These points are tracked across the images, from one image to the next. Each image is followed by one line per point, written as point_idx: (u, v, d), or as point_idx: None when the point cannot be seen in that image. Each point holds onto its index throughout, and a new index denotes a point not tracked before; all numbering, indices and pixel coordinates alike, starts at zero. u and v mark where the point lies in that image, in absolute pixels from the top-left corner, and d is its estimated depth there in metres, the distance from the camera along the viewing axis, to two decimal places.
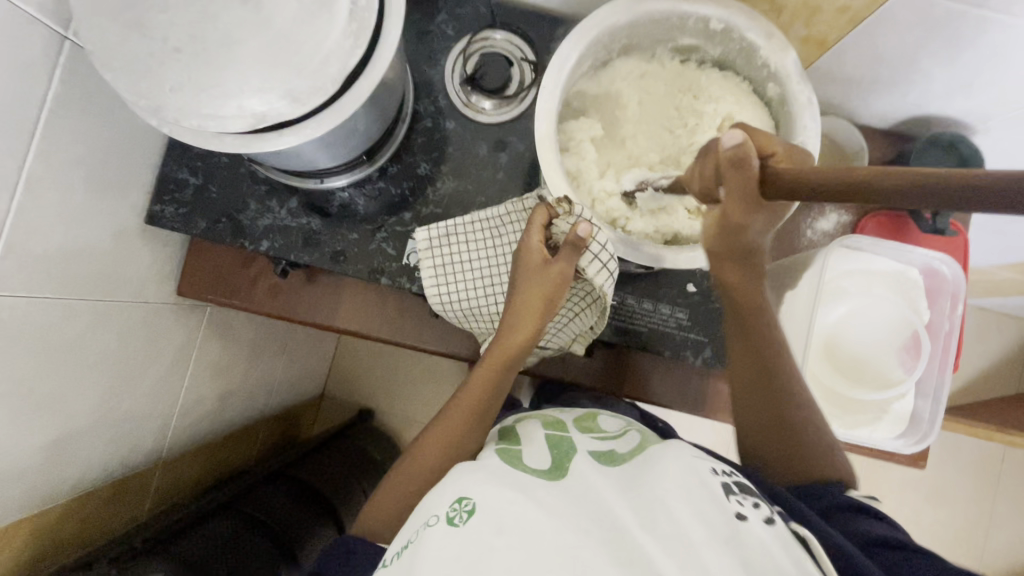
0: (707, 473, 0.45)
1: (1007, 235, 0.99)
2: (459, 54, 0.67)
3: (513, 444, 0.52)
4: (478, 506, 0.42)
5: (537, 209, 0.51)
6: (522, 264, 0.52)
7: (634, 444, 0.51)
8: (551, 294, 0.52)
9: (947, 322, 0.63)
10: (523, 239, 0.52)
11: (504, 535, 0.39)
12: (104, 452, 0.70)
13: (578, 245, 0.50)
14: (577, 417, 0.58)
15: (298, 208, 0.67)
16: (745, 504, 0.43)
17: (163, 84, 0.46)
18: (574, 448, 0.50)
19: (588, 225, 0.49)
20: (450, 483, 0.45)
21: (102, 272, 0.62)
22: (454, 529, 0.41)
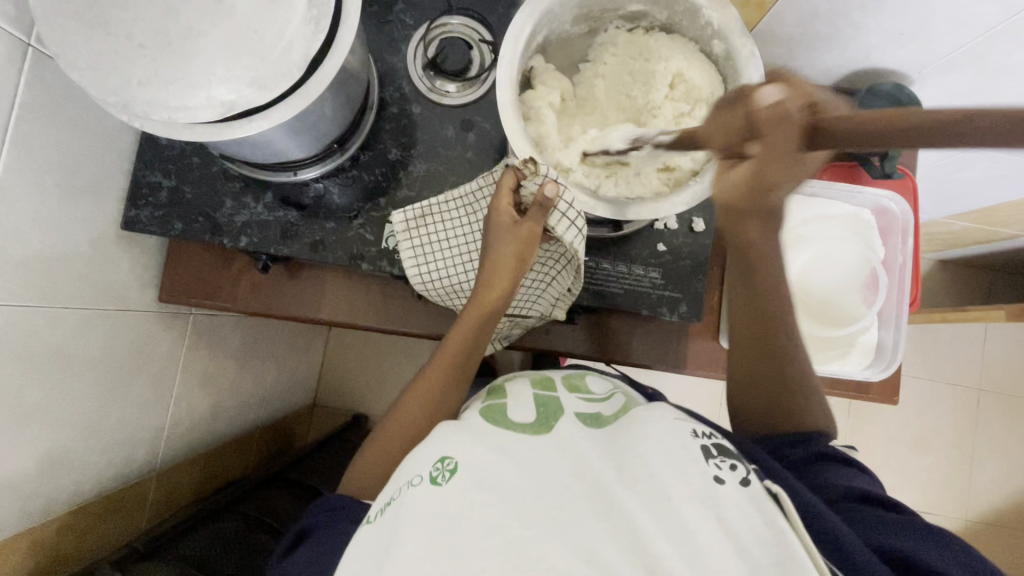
0: (687, 436, 0.44)
1: (956, 183, 1.05)
2: (420, 41, 0.69)
3: (501, 400, 0.53)
4: (459, 465, 0.42)
5: (504, 172, 0.54)
6: (493, 225, 0.54)
7: (617, 409, 0.53)
8: (522, 252, 0.54)
9: (901, 257, 0.67)
10: (493, 202, 0.54)
11: (484, 491, 0.40)
12: (97, 464, 0.70)
13: (546, 204, 0.52)
14: (567, 375, 0.60)
15: (273, 202, 0.68)
16: (724, 467, 0.42)
17: (129, 79, 0.47)
18: (560, 407, 0.51)
19: (555, 185, 0.51)
20: (435, 444, 0.46)
21: (83, 279, 0.62)
22: (437, 488, 0.41)
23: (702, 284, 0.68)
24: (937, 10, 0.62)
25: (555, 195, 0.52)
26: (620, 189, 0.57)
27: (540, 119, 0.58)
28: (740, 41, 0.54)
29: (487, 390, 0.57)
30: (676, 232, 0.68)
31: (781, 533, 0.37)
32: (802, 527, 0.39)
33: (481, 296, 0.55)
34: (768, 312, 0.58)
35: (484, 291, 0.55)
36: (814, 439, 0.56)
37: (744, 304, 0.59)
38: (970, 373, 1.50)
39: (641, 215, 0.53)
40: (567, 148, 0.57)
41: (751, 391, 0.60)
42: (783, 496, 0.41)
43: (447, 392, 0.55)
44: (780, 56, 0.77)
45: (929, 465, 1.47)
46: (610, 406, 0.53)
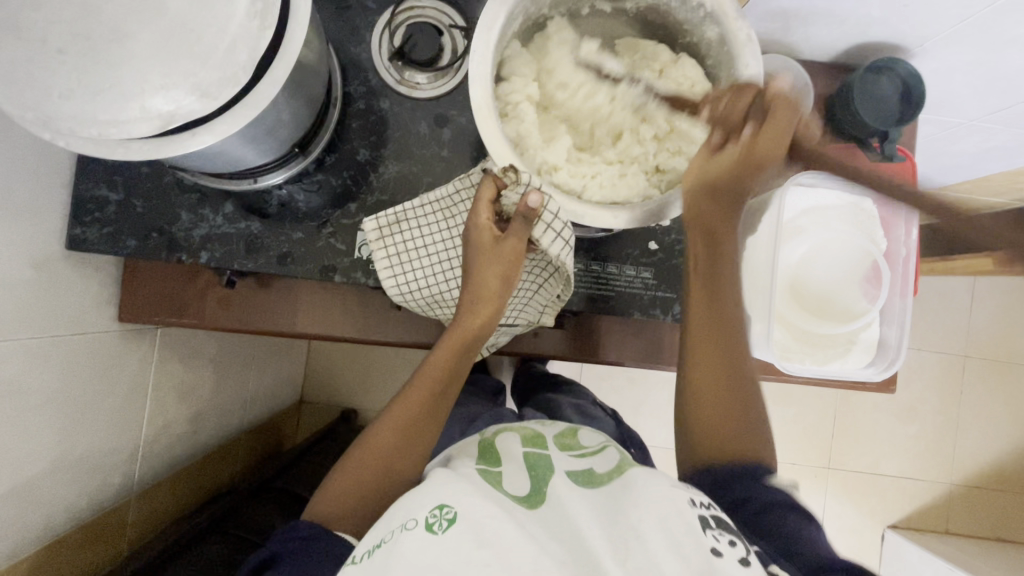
0: (685, 505, 0.42)
1: (950, 154, 1.02)
2: (384, 28, 0.63)
3: (494, 465, 0.51)
4: (459, 515, 0.41)
5: (483, 182, 0.49)
6: (472, 240, 0.50)
7: (611, 466, 0.50)
8: (505, 271, 0.50)
9: (905, 249, 0.64)
10: (472, 216, 0.50)
11: (482, 549, 0.38)
12: (67, 496, 0.66)
13: (529, 215, 0.48)
14: (561, 431, 0.57)
15: (234, 212, 0.62)
16: (723, 539, 0.40)
17: (49, 92, 0.41)
18: (552, 469, 0.49)
19: (539, 195, 0.47)
20: (432, 489, 0.45)
21: (30, 308, 0.57)
22: (434, 537, 0.40)
23: None
24: None
25: (540, 205, 0.48)
26: (607, 192, 0.52)
27: (518, 116, 0.53)
28: (737, 23, 0.49)
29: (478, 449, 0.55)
30: (668, 229, 0.64)
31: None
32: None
33: (461, 318, 0.52)
34: (724, 317, 0.53)
35: (466, 314, 0.52)
36: (760, 475, 0.49)
37: (706, 307, 0.53)
38: (957, 340, 1.50)
39: (636, 219, 0.49)
40: (549, 147, 0.52)
41: (710, 406, 0.53)
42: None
43: (427, 417, 0.52)
44: (775, 30, 0.72)
45: (915, 432, 1.49)
46: (604, 461, 0.51)
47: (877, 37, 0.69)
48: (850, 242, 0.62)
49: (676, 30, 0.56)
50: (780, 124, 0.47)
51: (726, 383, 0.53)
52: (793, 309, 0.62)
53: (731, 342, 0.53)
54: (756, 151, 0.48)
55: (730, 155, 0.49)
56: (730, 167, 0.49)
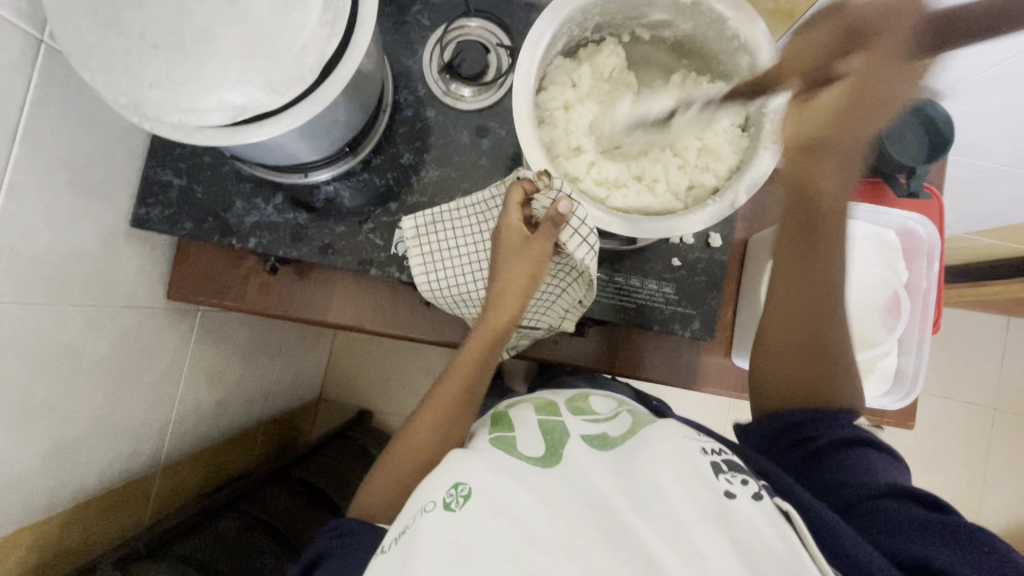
0: (697, 454, 0.46)
1: (982, 200, 1.02)
2: (436, 44, 0.68)
3: (506, 431, 0.53)
4: (474, 491, 0.43)
5: (513, 185, 0.53)
6: (502, 244, 0.54)
7: (624, 430, 0.53)
8: (531, 275, 0.53)
9: (925, 281, 0.65)
10: (502, 220, 0.53)
11: (498, 517, 0.40)
12: (102, 459, 0.70)
13: (556, 219, 0.51)
14: (571, 397, 0.60)
15: (284, 204, 0.67)
16: (736, 482, 0.44)
17: (141, 80, 0.46)
18: (566, 434, 0.51)
19: (568, 202, 0.50)
20: (449, 470, 0.47)
21: (92, 278, 0.62)
22: (451, 514, 0.42)
23: (717, 301, 0.67)
24: None
25: (569, 211, 0.50)
26: (632, 202, 0.55)
27: (554, 127, 0.56)
28: (768, 55, 0.50)
29: (492, 417, 0.58)
30: (692, 247, 0.67)
31: (793, 548, 0.39)
32: (812, 541, 0.40)
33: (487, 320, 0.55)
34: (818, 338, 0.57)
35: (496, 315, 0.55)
36: (842, 419, 0.55)
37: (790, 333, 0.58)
38: (985, 391, 1.46)
39: (656, 232, 0.52)
40: (576, 160, 0.55)
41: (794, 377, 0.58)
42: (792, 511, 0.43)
43: (458, 418, 0.55)
44: None
45: (939, 483, 1.44)
46: (617, 425, 0.54)
47: None
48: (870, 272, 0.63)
49: (710, 58, 0.59)
50: (880, 51, 0.39)
51: (817, 383, 0.57)
52: None
53: (827, 315, 0.57)
54: (860, 89, 0.41)
55: (833, 100, 0.43)
56: (834, 108, 0.43)
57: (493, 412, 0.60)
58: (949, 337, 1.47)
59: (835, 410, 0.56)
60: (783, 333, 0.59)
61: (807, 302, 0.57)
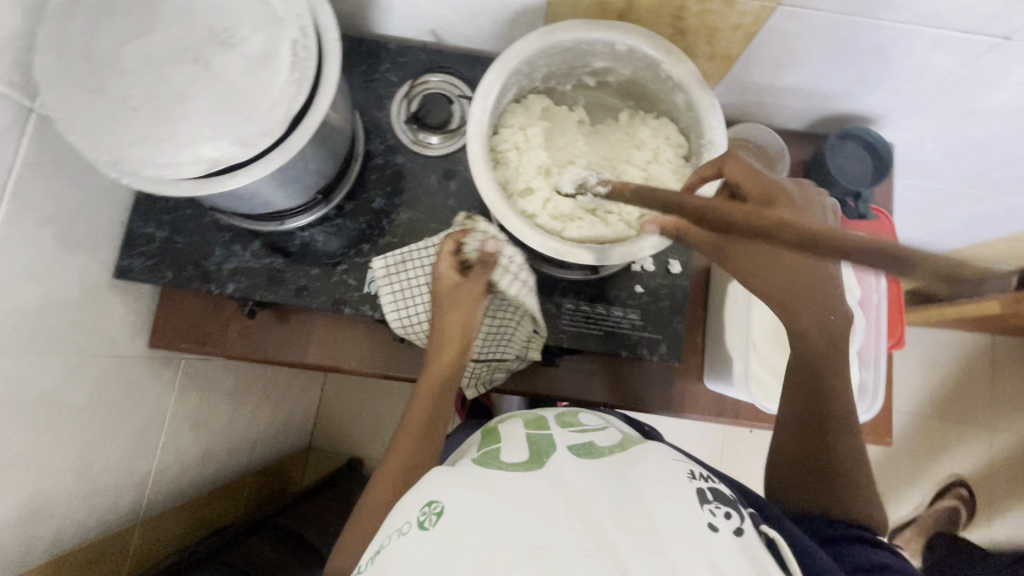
0: (685, 480, 0.47)
1: (942, 220, 1.06)
2: (403, 98, 0.73)
3: (494, 444, 0.54)
4: (447, 508, 0.43)
5: (445, 238, 0.61)
6: (438, 285, 0.60)
7: (611, 442, 0.54)
8: (470, 308, 0.59)
9: (876, 297, 0.67)
10: (437, 265, 0.60)
11: (471, 534, 0.40)
12: (80, 512, 0.69)
13: (487, 258, 0.58)
14: (560, 413, 0.60)
15: (261, 249, 0.70)
16: (718, 513, 0.45)
17: (121, 139, 0.50)
18: (552, 446, 0.52)
19: (494, 241, 0.57)
20: (420, 491, 0.47)
21: (74, 327, 0.64)
22: (425, 532, 0.42)
23: (681, 325, 0.69)
24: (897, 60, 0.65)
25: (496, 250, 0.58)
26: (587, 232, 0.59)
27: (508, 168, 0.60)
28: (699, 93, 0.56)
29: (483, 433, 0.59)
30: (654, 274, 0.69)
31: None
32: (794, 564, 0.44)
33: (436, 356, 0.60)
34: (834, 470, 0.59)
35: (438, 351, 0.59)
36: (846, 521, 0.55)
37: (795, 446, 0.61)
38: (981, 409, 1.45)
39: (611, 257, 0.55)
40: (529, 198, 0.59)
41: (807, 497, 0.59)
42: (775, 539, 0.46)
43: (421, 454, 0.56)
44: (755, 103, 0.79)
45: (946, 507, 1.40)
46: (603, 437, 0.55)
47: (847, 109, 0.77)
48: None
49: (653, 98, 0.64)
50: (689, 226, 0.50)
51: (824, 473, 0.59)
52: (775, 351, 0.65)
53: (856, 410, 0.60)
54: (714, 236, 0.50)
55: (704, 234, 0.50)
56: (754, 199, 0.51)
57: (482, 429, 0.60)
58: (938, 355, 1.47)
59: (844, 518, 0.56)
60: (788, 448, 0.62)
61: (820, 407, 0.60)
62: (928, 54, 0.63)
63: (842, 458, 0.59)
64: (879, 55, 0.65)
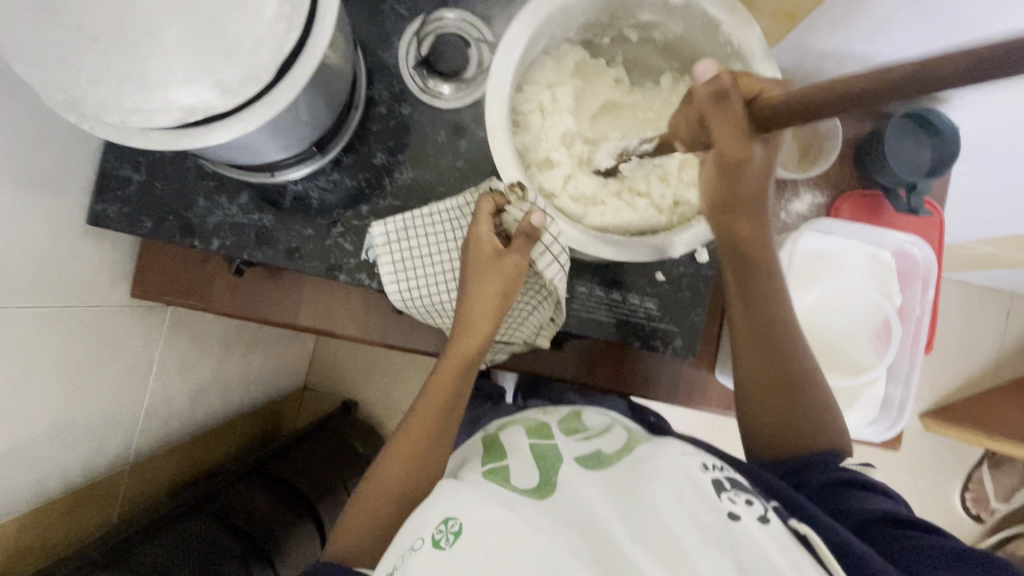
0: (697, 470, 0.45)
1: (987, 208, 0.98)
2: (413, 36, 0.63)
3: (499, 461, 0.51)
4: (464, 527, 0.42)
5: (482, 198, 0.50)
6: (470, 255, 0.51)
7: (619, 446, 0.51)
8: (501, 290, 0.50)
9: (919, 307, 0.62)
10: (471, 230, 0.50)
11: (491, 558, 0.39)
12: (61, 461, 0.67)
13: (532, 235, 0.48)
14: (563, 413, 0.58)
15: (249, 203, 0.63)
16: (739, 501, 0.43)
17: (79, 76, 0.43)
18: (560, 458, 0.50)
19: (541, 215, 0.48)
20: (435, 503, 0.45)
21: (43, 277, 0.59)
22: (442, 552, 0.41)
23: (700, 318, 0.64)
24: (990, 36, 0.56)
25: (542, 225, 0.48)
26: (610, 219, 0.52)
27: (529, 134, 0.53)
28: (761, 63, 0.47)
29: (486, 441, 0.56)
30: (677, 262, 0.64)
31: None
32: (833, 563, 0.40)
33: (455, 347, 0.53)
34: (795, 382, 0.54)
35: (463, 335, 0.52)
36: (830, 460, 0.51)
37: (756, 374, 0.55)
38: None
39: (638, 253, 0.49)
40: (548, 174, 0.52)
41: (776, 439, 0.54)
42: (810, 535, 0.42)
43: (434, 445, 0.52)
44: (810, 70, 0.70)
45: (927, 489, 1.42)
46: (611, 441, 0.52)
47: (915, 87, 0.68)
48: (863, 295, 0.60)
49: (701, 63, 0.55)
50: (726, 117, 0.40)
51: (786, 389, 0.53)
52: None
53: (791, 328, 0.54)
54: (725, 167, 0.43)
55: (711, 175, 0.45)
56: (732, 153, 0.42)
57: (484, 438, 0.58)
58: (945, 345, 1.44)
59: (818, 454, 0.51)
60: (750, 376, 0.55)
61: (774, 331, 0.54)
62: None
63: (796, 374, 0.54)
64: (970, 27, 0.55)
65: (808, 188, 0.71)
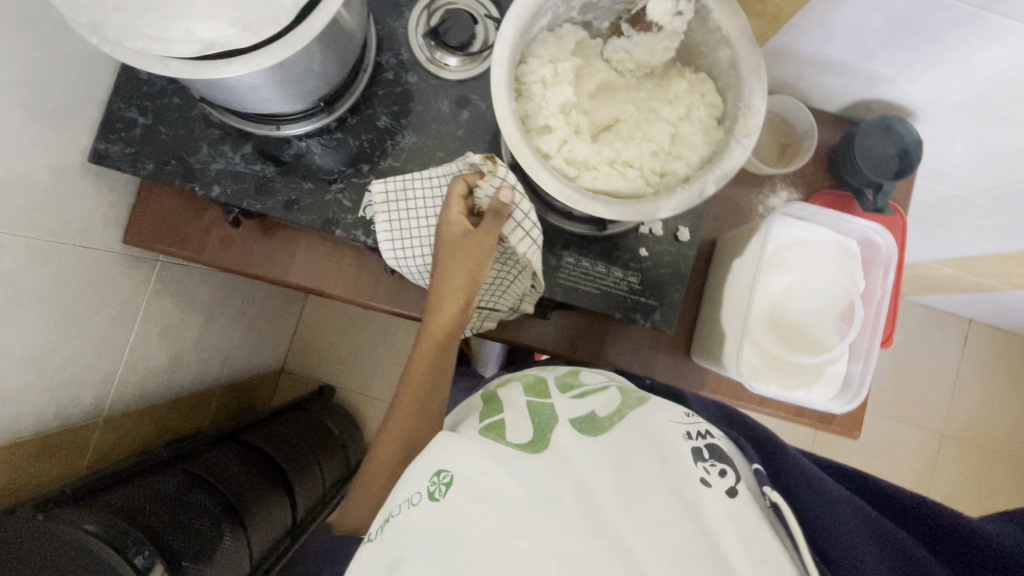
0: (678, 438, 0.46)
1: (948, 227, 1.05)
2: (424, 9, 0.67)
3: (495, 415, 0.52)
4: (455, 479, 0.43)
5: (455, 181, 0.56)
6: (444, 233, 0.56)
7: (612, 409, 0.51)
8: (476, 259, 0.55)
9: (880, 291, 0.65)
10: (446, 211, 0.56)
11: (480, 504, 0.42)
12: (34, 403, 0.66)
13: (500, 207, 0.55)
14: (560, 373, 0.59)
15: (252, 154, 0.65)
16: (713, 471, 0.44)
17: (104, 1, 0.44)
18: (554, 418, 0.50)
19: (508, 189, 0.54)
20: (430, 455, 0.47)
21: (39, 207, 0.59)
22: (436, 503, 0.43)
23: (679, 294, 0.67)
24: (951, 50, 0.61)
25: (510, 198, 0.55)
26: (602, 184, 0.54)
27: (530, 100, 0.56)
28: (747, 50, 0.52)
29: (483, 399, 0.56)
30: (659, 240, 0.67)
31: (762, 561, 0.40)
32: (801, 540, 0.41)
33: (433, 320, 0.57)
34: None
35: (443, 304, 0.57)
36: None
37: None
38: (936, 417, 1.50)
39: (624, 215, 0.52)
40: (545, 137, 0.54)
41: None
42: (781, 505, 0.44)
43: (425, 411, 0.56)
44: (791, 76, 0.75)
45: None
46: (604, 403, 0.52)
47: (885, 98, 0.73)
48: (831, 279, 0.64)
49: (691, 50, 0.60)
50: None
51: None
52: (769, 336, 0.64)
53: None
54: None
55: None
56: None
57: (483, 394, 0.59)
58: (906, 362, 1.50)
59: None
60: None
61: None
62: (988, 46, 0.59)
63: None
64: (935, 39, 0.60)
65: (785, 185, 0.76)
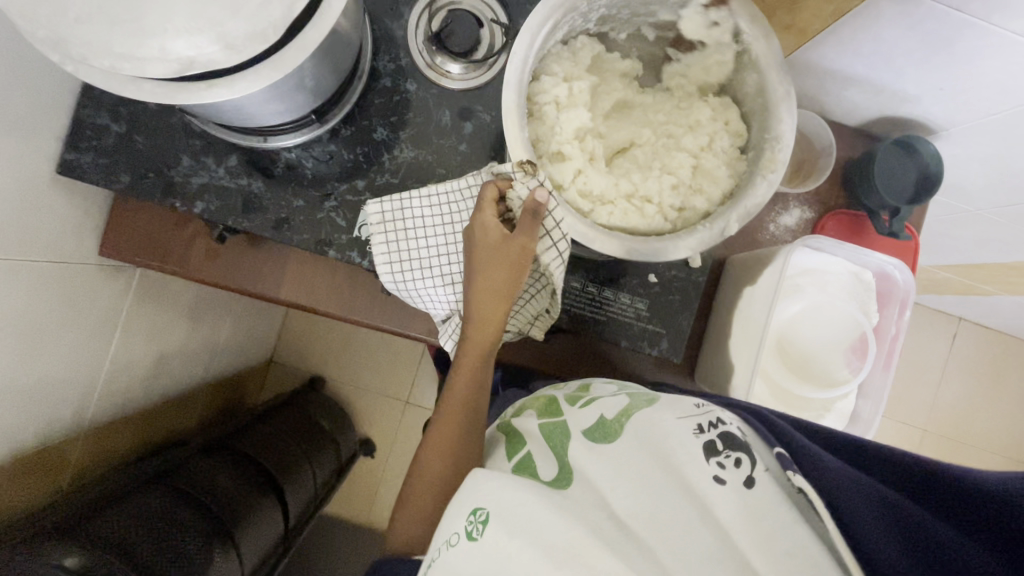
0: (689, 434, 0.41)
1: (954, 237, 1.03)
2: (424, 9, 0.61)
3: (520, 453, 0.48)
4: (492, 514, 0.41)
5: (484, 186, 0.47)
6: (476, 244, 0.48)
7: (618, 409, 0.47)
8: (511, 271, 0.48)
9: (894, 327, 0.65)
10: (476, 219, 0.47)
11: (516, 537, 0.39)
12: (9, 427, 0.62)
13: (538, 211, 0.46)
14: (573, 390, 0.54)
15: (237, 167, 0.60)
16: (727, 462, 0.39)
17: (66, 12, 0.39)
18: (568, 437, 0.46)
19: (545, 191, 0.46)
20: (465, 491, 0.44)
21: (5, 226, 0.54)
22: (476, 543, 0.40)
23: (687, 321, 0.65)
24: (984, 74, 0.58)
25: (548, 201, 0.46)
26: (618, 220, 0.51)
27: (541, 122, 0.52)
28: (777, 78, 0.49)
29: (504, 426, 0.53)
30: (670, 266, 0.65)
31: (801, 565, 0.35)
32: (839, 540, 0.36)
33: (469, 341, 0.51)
34: None
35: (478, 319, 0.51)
36: None
37: None
38: (923, 415, 1.52)
39: (640, 256, 0.49)
40: (558, 165, 0.50)
41: None
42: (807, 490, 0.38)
43: (467, 436, 0.52)
44: (810, 89, 0.72)
45: None
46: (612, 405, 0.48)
47: (907, 115, 0.70)
48: (845, 311, 0.62)
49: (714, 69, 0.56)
50: None
51: None
52: (779, 369, 0.62)
53: None
54: None
55: None
56: None
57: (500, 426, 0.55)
58: None
59: None
60: None
61: None
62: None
63: None
64: (969, 62, 0.57)
65: (798, 203, 0.73)
